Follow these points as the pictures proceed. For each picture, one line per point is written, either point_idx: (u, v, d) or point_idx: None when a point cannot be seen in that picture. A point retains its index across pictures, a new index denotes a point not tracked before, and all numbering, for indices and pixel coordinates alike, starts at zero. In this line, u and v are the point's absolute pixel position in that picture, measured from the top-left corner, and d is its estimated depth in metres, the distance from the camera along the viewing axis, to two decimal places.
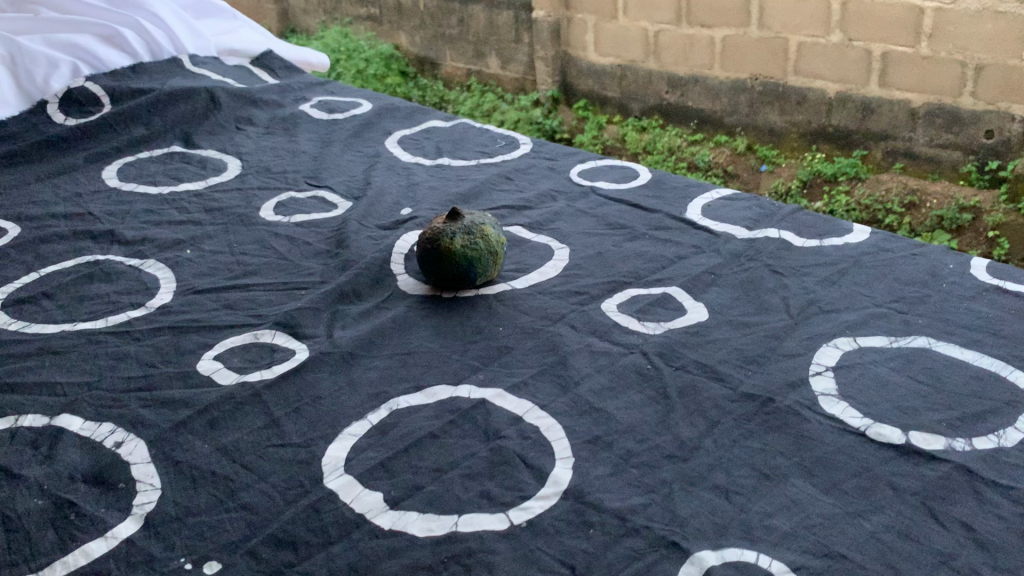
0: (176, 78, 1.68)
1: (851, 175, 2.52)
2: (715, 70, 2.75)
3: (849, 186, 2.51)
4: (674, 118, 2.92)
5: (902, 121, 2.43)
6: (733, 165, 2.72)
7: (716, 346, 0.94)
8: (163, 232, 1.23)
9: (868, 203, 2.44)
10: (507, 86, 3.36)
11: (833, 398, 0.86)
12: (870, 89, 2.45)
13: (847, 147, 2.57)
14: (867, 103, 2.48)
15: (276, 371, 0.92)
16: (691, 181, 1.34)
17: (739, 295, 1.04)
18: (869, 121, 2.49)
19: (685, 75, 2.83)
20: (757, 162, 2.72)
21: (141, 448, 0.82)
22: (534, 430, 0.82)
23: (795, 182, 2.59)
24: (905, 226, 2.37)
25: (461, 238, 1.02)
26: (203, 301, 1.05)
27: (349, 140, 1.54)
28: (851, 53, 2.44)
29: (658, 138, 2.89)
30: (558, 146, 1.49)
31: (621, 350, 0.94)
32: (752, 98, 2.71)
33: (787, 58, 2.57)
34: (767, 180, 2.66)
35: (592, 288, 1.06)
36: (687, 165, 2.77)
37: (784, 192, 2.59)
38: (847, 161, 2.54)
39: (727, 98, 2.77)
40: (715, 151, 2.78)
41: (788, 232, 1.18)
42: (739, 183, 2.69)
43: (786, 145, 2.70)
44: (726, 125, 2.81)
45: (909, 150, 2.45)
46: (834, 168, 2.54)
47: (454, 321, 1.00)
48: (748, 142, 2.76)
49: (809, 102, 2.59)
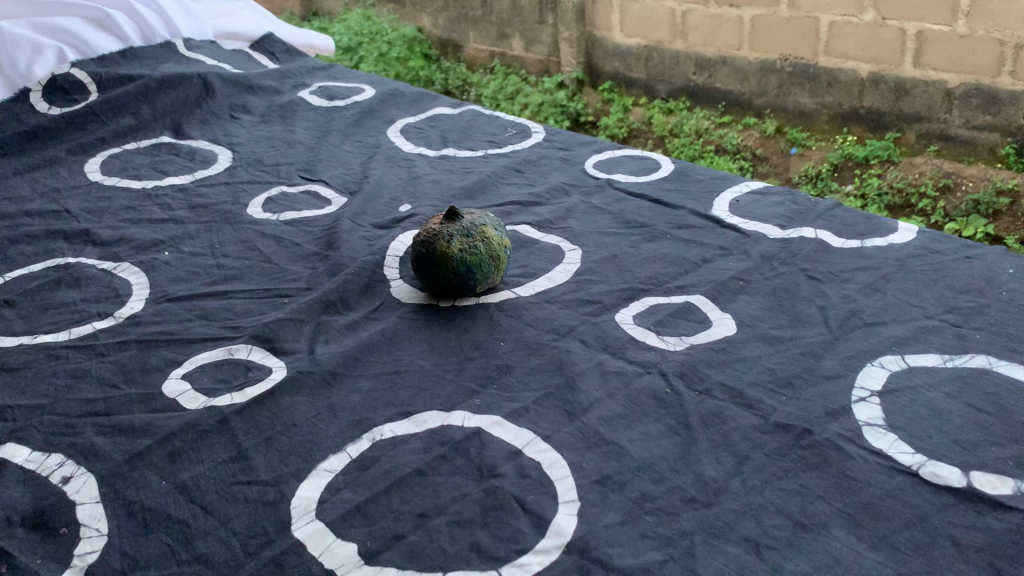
0: (168, 64, 1.58)
1: (883, 158, 2.36)
2: (744, 51, 2.61)
3: (881, 169, 2.35)
4: (701, 99, 2.79)
5: (937, 102, 2.29)
6: (763, 148, 2.58)
7: (744, 365, 0.83)
8: (143, 231, 1.14)
9: (900, 186, 2.27)
10: (531, 68, 3.23)
11: (880, 429, 0.75)
12: (904, 69, 2.31)
13: (880, 129, 2.42)
14: (901, 84, 2.34)
15: (249, 393, 0.82)
16: (718, 173, 1.22)
17: (771, 305, 0.93)
18: (903, 103, 2.35)
19: (713, 56, 2.70)
20: (786, 145, 2.56)
21: (89, 486, 0.73)
22: (535, 467, 0.72)
23: (825, 165, 2.43)
24: (938, 211, 2.19)
25: (459, 241, 0.92)
26: (177, 311, 0.96)
27: (349, 129, 1.44)
28: (884, 32, 2.30)
29: (684, 120, 2.74)
30: (573, 134, 1.38)
31: (637, 370, 0.83)
32: (782, 80, 2.57)
33: (817, 37, 2.43)
34: (797, 164, 2.51)
35: (605, 297, 0.95)
36: (714, 149, 2.63)
37: (813, 175, 2.43)
38: (880, 144, 2.39)
39: (756, 79, 2.63)
40: (743, 134, 2.63)
41: (825, 231, 1.06)
42: (768, 167, 2.55)
43: (817, 127, 2.55)
44: (755, 107, 2.67)
45: (944, 133, 2.31)
46: (867, 151, 2.39)
47: (450, 335, 0.90)
48: (777, 125, 2.61)
49: (841, 83, 2.45)
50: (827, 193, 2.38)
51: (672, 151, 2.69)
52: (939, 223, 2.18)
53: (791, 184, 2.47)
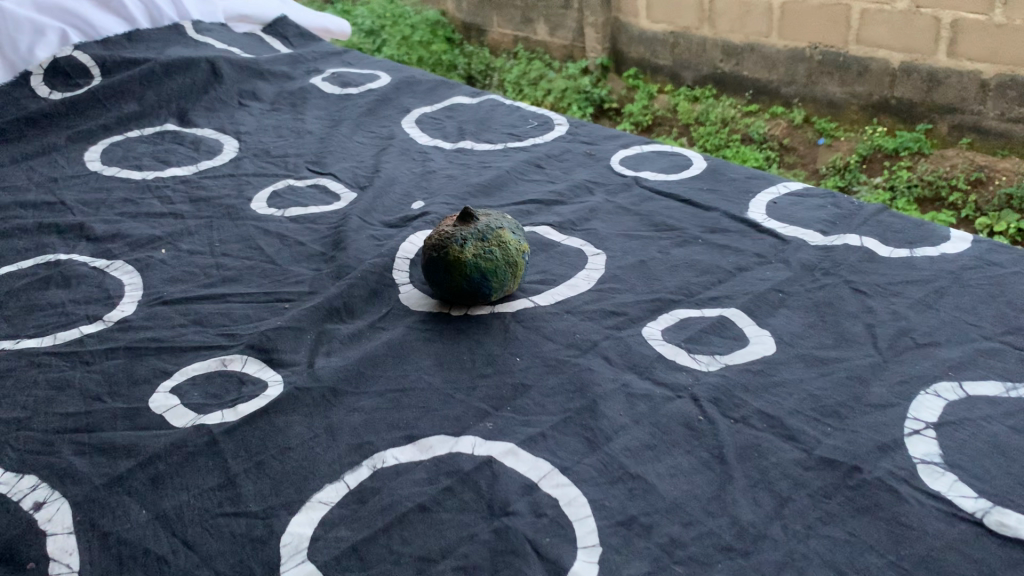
0: (176, 48, 1.51)
1: (913, 150, 2.27)
2: (773, 38, 2.51)
3: (911, 162, 2.25)
4: (728, 87, 2.68)
5: (971, 93, 2.19)
6: (789, 138, 2.48)
7: (785, 391, 0.76)
8: (140, 226, 1.07)
9: (931, 179, 2.18)
10: (555, 54, 3.12)
11: (937, 468, 0.67)
12: (938, 59, 2.20)
13: (910, 120, 2.32)
14: (934, 74, 2.23)
15: (242, 411, 0.75)
16: (753, 171, 1.14)
17: (813, 322, 0.85)
18: (936, 93, 2.25)
19: (740, 43, 2.59)
20: (814, 135, 2.46)
21: (63, 514, 0.66)
22: (552, 504, 0.65)
23: (853, 156, 2.32)
24: (969, 205, 2.10)
25: (473, 245, 0.84)
26: (170, 315, 0.89)
27: (362, 119, 1.36)
28: (919, 20, 2.20)
29: (710, 108, 2.64)
30: (598, 127, 1.30)
31: (666, 393, 0.76)
32: (811, 68, 2.47)
33: (848, 25, 2.33)
34: (825, 154, 2.40)
35: (630, 308, 0.88)
36: (740, 139, 2.52)
37: (842, 166, 2.31)
38: (910, 136, 2.29)
39: (784, 67, 2.52)
40: (770, 123, 2.53)
41: (871, 238, 0.98)
42: (795, 157, 2.44)
43: (846, 117, 2.45)
44: (783, 96, 2.57)
45: (978, 125, 2.21)
46: (896, 142, 2.29)
47: (461, 348, 0.83)
48: (805, 115, 2.52)
49: (872, 72, 2.35)
50: (855, 184, 2.25)
51: (697, 141, 2.58)
52: (970, 217, 2.08)
53: (818, 175, 2.35)
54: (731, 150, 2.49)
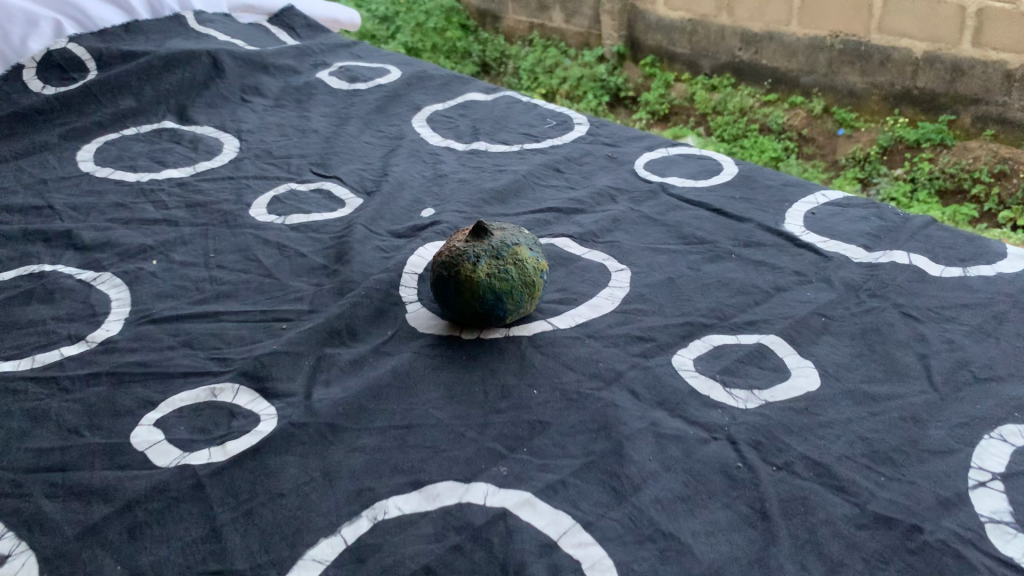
0: (175, 40, 1.44)
1: (936, 142, 2.10)
2: (793, 26, 2.32)
3: (933, 154, 2.09)
4: (747, 76, 2.48)
5: (996, 84, 2.02)
6: (809, 128, 2.30)
7: (831, 433, 0.68)
8: (131, 234, 1.00)
9: (954, 171, 2.02)
10: (570, 41, 2.89)
11: (1009, 528, 0.60)
12: (963, 49, 2.04)
13: (932, 111, 2.14)
14: (958, 64, 2.06)
15: (231, 450, 0.68)
16: (789, 178, 1.06)
17: (860, 352, 0.77)
18: (960, 84, 2.08)
19: (759, 31, 2.41)
20: (834, 125, 2.29)
21: (29, 570, 0.60)
22: (574, 567, 0.58)
23: (874, 148, 2.15)
24: (993, 198, 1.95)
25: (486, 264, 0.77)
26: (158, 336, 0.82)
27: (371, 117, 1.29)
28: (944, 7, 2.03)
29: (728, 97, 2.45)
30: (621, 128, 1.22)
31: (700, 435, 0.68)
32: (831, 58, 2.27)
33: (870, 12, 2.14)
34: (845, 146, 2.24)
35: (658, 333, 0.80)
36: (757, 129, 2.36)
37: (862, 157, 2.16)
38: (933, 126, 2.11)
39: (804, 56, 2.33)
40: (788, 113, 2.36)
41: (920, 255, 0.90)
42: (814, 148, 2.28)
43: (866, 107, 2.25)
44: (802, 86, 2.37)
45: (1003, 116, 2.04)
46: (918, 133, 2.12)
47: (473, 378, 0.75)
48: (825, 105, 2.32)
49: (893, 62, 2.16)
50: (875, 177, 2.12)
51: (713, 130, 2.43)
52: (993, 210, 1.94)
53: (837, 168, 2.20)
54: (748, 141, 2.35)
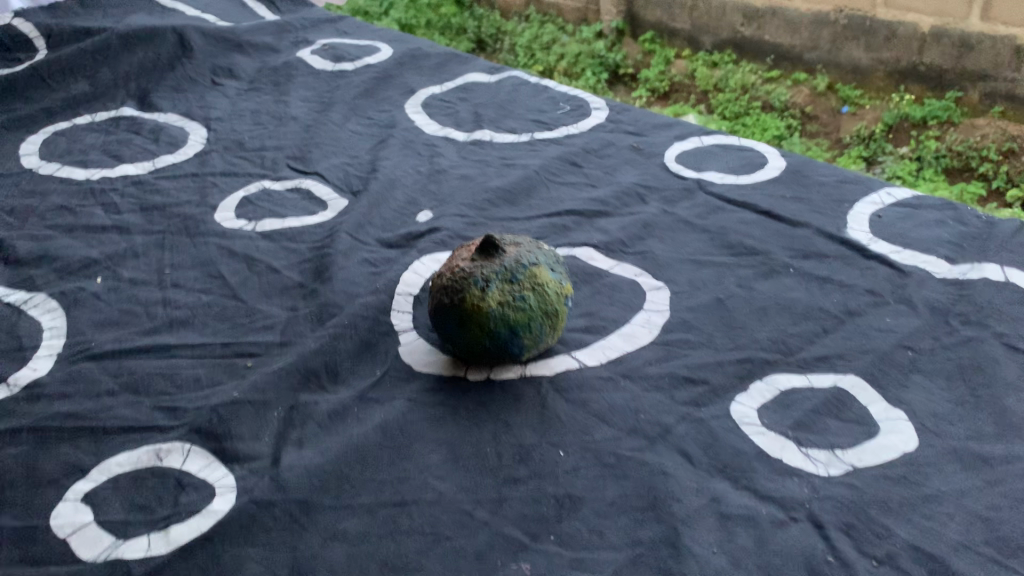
0: (138, 16, 1.28)
1: (942, 120, 1.72)
2: None
3: (940, 132, 1.72)
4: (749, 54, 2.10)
5: (1006, 59, 1.66)
6: (812, 107, 1.91)
7: (941, 512, 0.53)
8: (73, 244, 0.85)
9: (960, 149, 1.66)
10: (569, 17, 2.55)
11: None
12: (971, 24, 1.68)
13: (940, 88, 1.78)
14: (965, 40, 1.71)
15: (174, 539, 0.53)
16: (846, 173, 0.91)
17: (962, 398, 0.62)
18: (968, 60, 1.72)
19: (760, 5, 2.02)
20: (838, 103, 1.89)
21: None
22: None
23: (879, 126, 1.78)
24: (1000, 176, 1.60)
25: (498, 289, 0.61)
26: (97, 377, 0.67)
27: (358, 102, 1.13)
28: None
29: (730, 74, 2.05)
30: (645, 113, 1.06)
31: (775, 515, 0.53)
32: (835, 33, 1.91)
33: None
34: (849, 124, 1.84)
35: (711, 373, 0.65)
36: (759, 106, 1.95)
37: (866, 136, 1.78)
38: (938, 103, 1.75)
39: (805, 31, 1.96)
40: (791, 91, 1.96)
41: (1017, 269, 0.74)
42: (815, 127, 1.87)
43: (872, 84, 1.88)
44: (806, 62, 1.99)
45: (1014, 92, 1.67)
46: (924, 111, 1.74)
47: (481, 437, 0.60)
48: (830, 83, 1.94)
49: (900, 38, 1.80)
50: (880, 155, 1.74)
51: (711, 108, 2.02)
52: (1001, 188, 1.59)
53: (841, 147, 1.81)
54: (748, 121, 1.93)
